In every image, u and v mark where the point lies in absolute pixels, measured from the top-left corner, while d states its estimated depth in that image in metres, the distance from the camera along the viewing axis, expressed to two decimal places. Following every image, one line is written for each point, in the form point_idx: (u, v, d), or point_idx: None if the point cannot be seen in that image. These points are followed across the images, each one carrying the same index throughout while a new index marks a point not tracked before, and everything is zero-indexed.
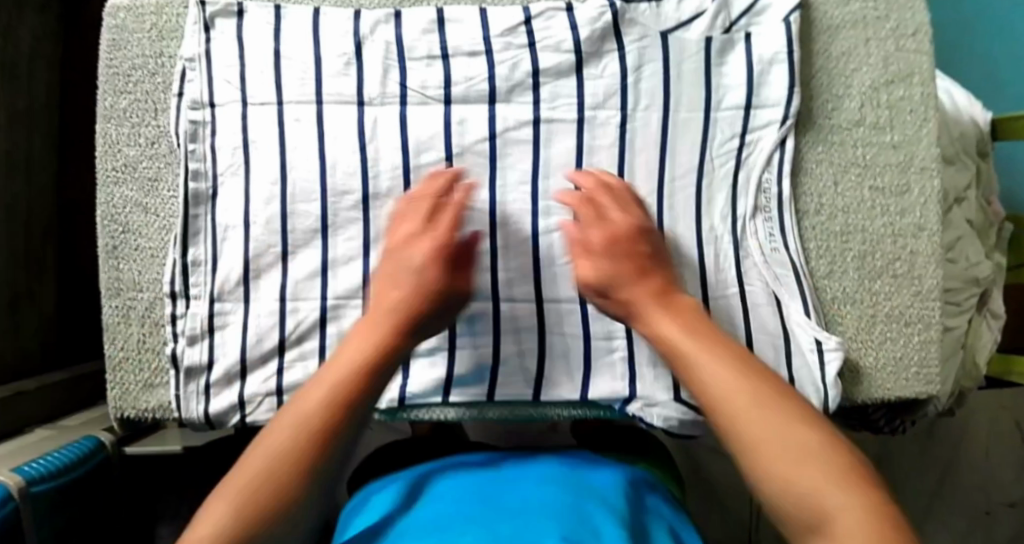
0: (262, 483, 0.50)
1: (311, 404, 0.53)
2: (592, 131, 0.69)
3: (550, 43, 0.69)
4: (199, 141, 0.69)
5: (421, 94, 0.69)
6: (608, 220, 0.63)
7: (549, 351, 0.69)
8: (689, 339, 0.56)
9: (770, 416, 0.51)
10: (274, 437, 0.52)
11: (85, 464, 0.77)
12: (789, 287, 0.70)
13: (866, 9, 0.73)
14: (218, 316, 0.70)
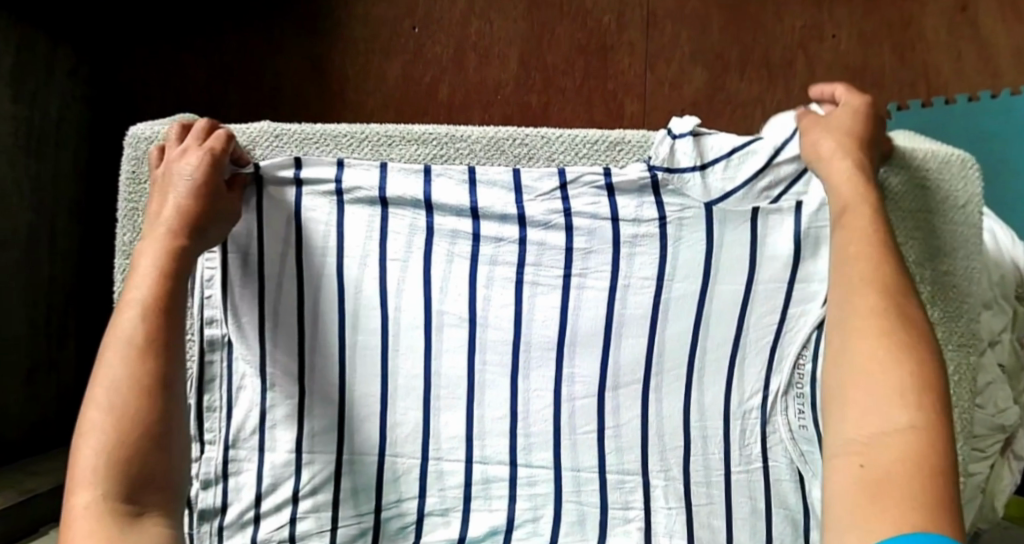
0: (122, 424, 0.55)
1: (124, 325, 0.58)
2: (623, 298, 0.67)
3: (583, 207, 0.66)
4: (215, 287, 0.68)
5: (447, 254, 0.67)
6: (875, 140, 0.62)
7: (565, 518, 0.68)
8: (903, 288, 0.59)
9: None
10: (105, 378, 0.56)
11: None
12: (813, 466, 0.68)
13: (916, 180, 0.70)
14: (233, 461, 0.70)
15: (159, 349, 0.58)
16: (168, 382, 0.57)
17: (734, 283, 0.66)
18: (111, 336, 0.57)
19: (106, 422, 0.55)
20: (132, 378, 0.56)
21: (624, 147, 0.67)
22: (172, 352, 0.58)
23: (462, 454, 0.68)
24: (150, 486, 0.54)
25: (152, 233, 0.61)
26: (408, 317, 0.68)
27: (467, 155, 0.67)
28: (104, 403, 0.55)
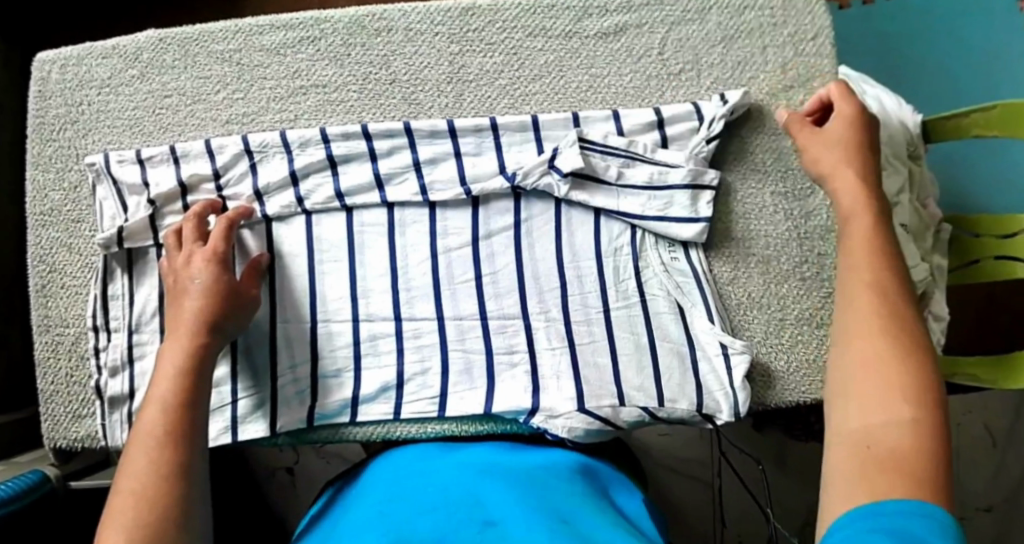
0: (161, 464, 0.57)
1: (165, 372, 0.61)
2: (485, 148, 0.70)
3: (466, 122, 0.69)
4: (101, 173, 0.72)
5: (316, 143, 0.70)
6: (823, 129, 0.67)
7: (452, 369, 0.69)
8: (852, 182, 0.63)
9: (860, 260, 0.58)
10: (150, 422, 0.59)
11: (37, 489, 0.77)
12: (690, 296, 0.69)
13: (762, 17, 0.72)
14: (137, 347, 0.72)
15: (189, 408, 0.60)
16: (194, 404, 0.61)
17: (596, 151, 0.69)
18: (152, 399, 0.60)
19: (136, 481, 0.56)
20: (167, 448, 0.58)
21: (476, 12, 0.71)
22: (192, 425, 0.60)
23: (348, 314, 0.70)
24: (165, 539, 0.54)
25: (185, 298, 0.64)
26: (279, 205, 0.70)
27: (330, 34, 0.71)
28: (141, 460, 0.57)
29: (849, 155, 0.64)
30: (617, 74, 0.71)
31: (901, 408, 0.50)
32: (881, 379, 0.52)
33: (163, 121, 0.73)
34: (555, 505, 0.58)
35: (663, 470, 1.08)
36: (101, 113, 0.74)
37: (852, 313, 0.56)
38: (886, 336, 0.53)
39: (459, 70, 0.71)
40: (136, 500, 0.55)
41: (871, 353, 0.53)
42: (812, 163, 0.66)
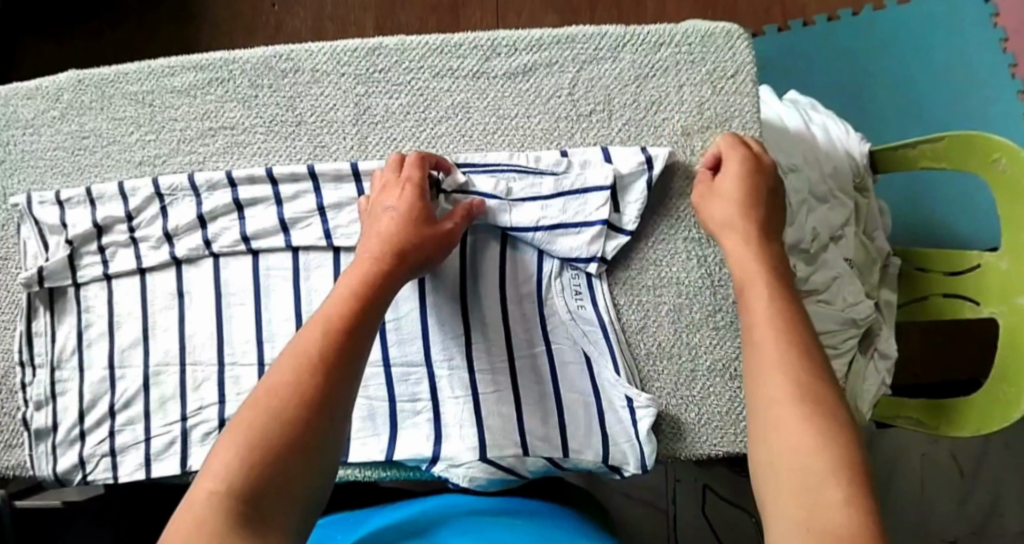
0: (250, 457, 0.52)
1: (326, 312, 0.59)
2: None
3: (371, 163, 0.69)
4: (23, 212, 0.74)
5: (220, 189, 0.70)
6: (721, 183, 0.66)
7: (355, 413, 0.69)
8: (752, 268, 0.61)
9: (775, 354, 0.56)
10: (273, 385, 0.56)
11: None
12: (597, 346, 0.68)
13: (680, 55, 0.70)
14: (57, 383, 0.74)
15: (349, 351, 0.58)
16: (347, 355, 0.58)
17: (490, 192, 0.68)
18: (293, 360, 0.57)
19: (262, 452, 0.52)
20: (297, 400, 0.55)
21: (383, 52, 0.70)
22: (340, 375, 0.57)
23: (254, 357, 0.70)
24: (266, 513, 0.51)
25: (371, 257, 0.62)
26: (187, 247, 0.70)
27: (239, 75, 0.71)
28: (247, 432, 0.53)
29: (734, 224, 0.64)
30: (525, 116, 0.69)
31: (833, 489, 0.49)
32: (805, 449, 0.51)
33: (80, 162, 0.73)
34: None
35: (615, 493, 1.07)
36: (25, 153, 0.75)
37: (768, 388, 0.55)
38: (812, 412, 0.53)
39: (364, 111, 0.70)
40: (236, 472, 0.51)
41: (798, 426, 0.52)
42: (710, 224, 0.66)
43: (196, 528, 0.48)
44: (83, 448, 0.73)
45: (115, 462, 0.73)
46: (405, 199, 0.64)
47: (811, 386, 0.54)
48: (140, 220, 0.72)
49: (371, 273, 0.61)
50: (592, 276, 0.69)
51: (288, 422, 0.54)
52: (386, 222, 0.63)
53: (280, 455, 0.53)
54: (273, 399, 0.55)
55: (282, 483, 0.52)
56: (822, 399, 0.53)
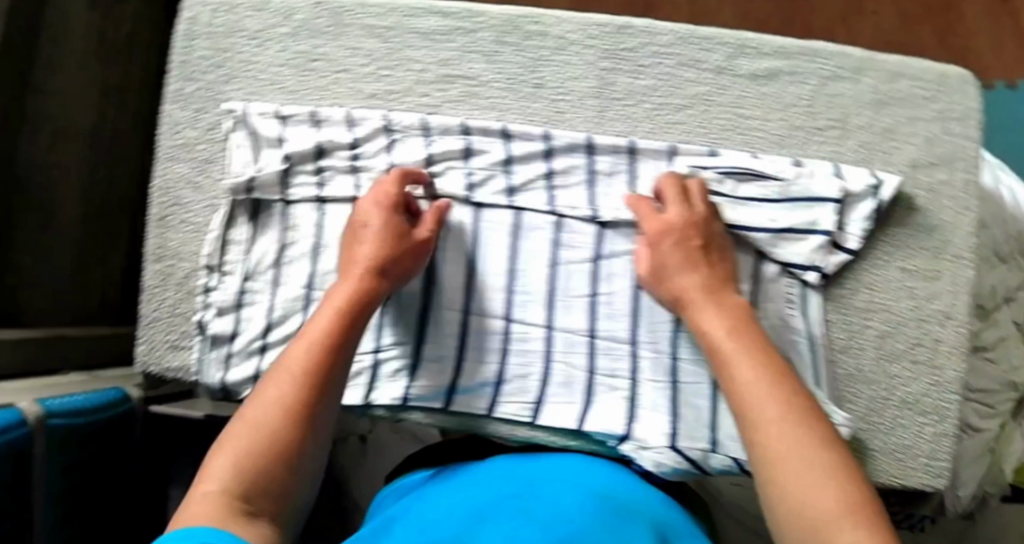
0: (239, 469, 0.53)
1: (312, 331, 0.61)
2: (610, 183, 0.69)
3: (608, 138, 0.69)
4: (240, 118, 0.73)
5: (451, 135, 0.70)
6: (665, 235, 0.66)
7: (554, 379, 0.71)
8: (717, 320, 0.61)
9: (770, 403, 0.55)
10: (270, 394, 0.57)
11: (107, 412, 0.82)
12: (801, 359, 0.69)
13: (915, 88, 0.71)
14: (246, 292, 0.74)
15: (344, 362, 0.60)
16: (335, 371, 0.59)
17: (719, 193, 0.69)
18: (282, 365, 0.59)
19: (286, 452, 0.55)
20: (302, 408, 0.57)
21: (631, 32, 0.70)
22: (330, 396, 0.59)
23: (460, 303, 0.71)
24: (263, 496, 0.54)
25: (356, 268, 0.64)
26: (410, 186, 0.71)
27: (486, 28, 0.70)
28: (264, 430, 0.56)
29: (689, 296, 0.64)
30: (763, 120, 0.70)
31: (840, 523, 0.48)
32: (813, 501, 0.50)
33: (307, 83, 0.73)
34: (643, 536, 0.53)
35: None
36: (245, 63, 0.74)
37: (760, 441, 0.54)
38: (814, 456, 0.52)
39: (607, 87, 0.70)
40: (231, 476, 0.53)
41: (816, 483, 0.50)
42: (668, 290, 0.65)
43: (210, 511, 0.50)
44: (263, 362, 0.73)
45: None
46: (387, 222, 0.66)
47: (809, 442, 0.53)
48: (364, 150, 0.72)
49: (357, 288, 0.63)
50: (806, 286, 0.70)
51: (302, 426, 0.57)
52: (369, 240, 0.65)
53: (278, 469, 0.55)
54: (283, 412, 0.56)
55: (268, 486, 0.54)
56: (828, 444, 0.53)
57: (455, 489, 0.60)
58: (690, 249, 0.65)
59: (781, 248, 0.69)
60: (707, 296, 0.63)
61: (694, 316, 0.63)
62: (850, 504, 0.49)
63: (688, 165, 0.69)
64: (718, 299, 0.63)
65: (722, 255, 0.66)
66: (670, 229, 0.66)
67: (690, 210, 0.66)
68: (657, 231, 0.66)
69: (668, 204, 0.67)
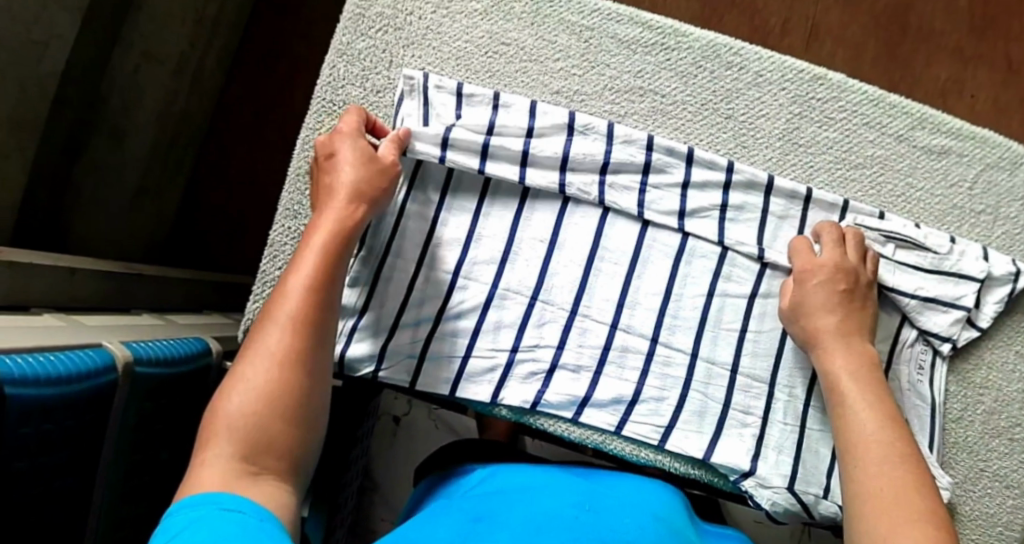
0: (233, 427, 0.53)
1: (290, 280, 0.59)
2: (776, 229, 0.70)
3: (787, 181, 0.70)
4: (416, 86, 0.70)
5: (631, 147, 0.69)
6: (815, 275, 0.67)
7: (686, 407, 0.69)
8: (841, 360, 0.64)
9: (872, 450, 0.59)
10: (257, 348, 0.57)
11: (187, 365, 0.73)
12: (921, 420, 0.72)
13: None
14: (386, 270, 0.68)
15: (322, 306, 0.59)
16: (313, 320, 0.58)
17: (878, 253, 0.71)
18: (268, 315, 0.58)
19: (277, 398, 0.55)
20: (288, 357, 0.56)
21: (824, 82, 0.71)
22: (309, 340, 0.58)
23: (609, 318, 0.68)
24: (272, 452, 0.53)
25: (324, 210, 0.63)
26: (580, 187, 0.68)
27: (686, 49, 0.71)
28: (250, 379, 0.55)
29: (821, 335, 0.65)
30: (929, 192, 0.73)
31: None
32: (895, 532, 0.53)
33: (492, 65, 0.71)
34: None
35: None
36: (428, 32, 0.72)
37: (855, 482, 0.58)
38: (901, 496, 0.55)
39: (792, 131, 0.71)
40: (232, 440, 0.52)
41: (898, 517, 0.54)
42: (803, 328, 0.66)
43: (215, 480, 0.50)
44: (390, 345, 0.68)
45: (419, 369, 0.68)
46: (359, 161, 0.65)
47: (902, 487, 0.56)
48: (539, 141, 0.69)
49: (330, 230, 0.61)
50: (937, 355, 0.73)
51: (284, 374, 0.56)
52: (339, 190, 0.64)
53: (265, 420, 0.54)
54: (266, 364, 0.56)
55: (274, 446, 0.53)
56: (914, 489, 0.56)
57: (494, 493, 0.60)
58: (832, 294, 0.66)
59: (922, 314, 0.72)
60: (839, 337, 0.65)
61: (823, 356, 0.65)
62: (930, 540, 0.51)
63: (856, 221, 0.71)
64: (847, 343, 0.65)
65: (864, 306, 0.67)
66: (833, 277, 0.66)
67: (845, 258, 0.67)
68: (815, 273, 0.67)
69: (828, 245, 0.68)
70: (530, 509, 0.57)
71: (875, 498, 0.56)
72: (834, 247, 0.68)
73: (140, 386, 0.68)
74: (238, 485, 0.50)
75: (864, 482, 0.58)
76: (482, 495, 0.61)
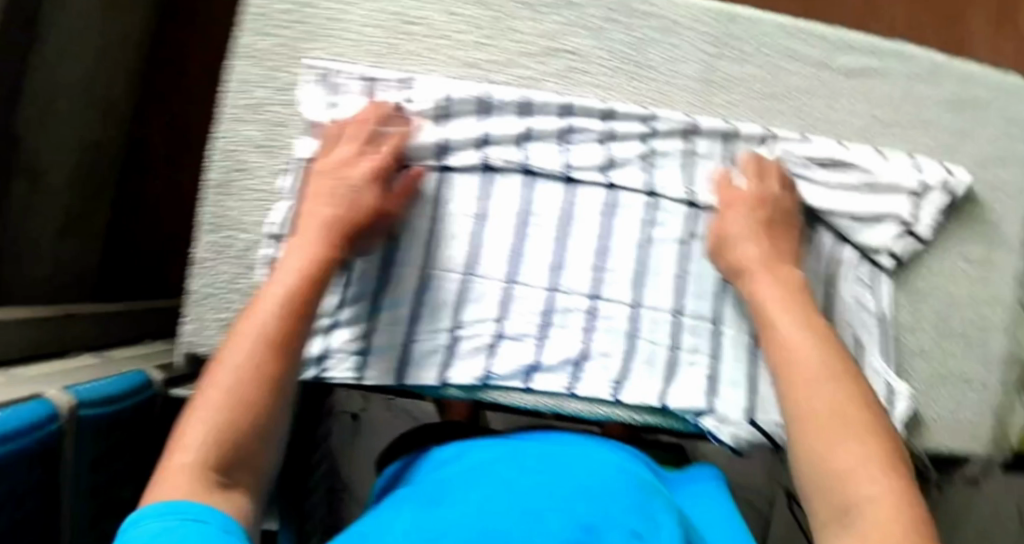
0: (210, 436, 0.52)
1: (273, 294, 0.59)
2: (698, 170, 0.71)
3: (709, 123, 0.71)
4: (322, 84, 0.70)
5: (544, 107, 0.69)
6: (739, 207, 0.68)
7: (637, 356, 0.71)
8: (772, 290, 0.64)
9: (808, 370, 0.58)
10: (234, 356, 0.56)
11: (134, 396, 0.73)
12: (870, 337, 0.73)
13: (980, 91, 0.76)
14: (346, 270, 0.69)
15: (300, 322, 0.59)
16: (297, 335, 0.58)
17: (807, 178, 0.73)
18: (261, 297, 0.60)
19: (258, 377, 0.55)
20: (264, 372, 0.56)
21: (737, 20, 0.71)
22: (292, 352, 0.58)
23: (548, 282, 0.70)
24: (237, 463, 0.53)
25: (309, 229, 0.63)
26: (504, 158, 0.68)
27: (594, 5, 0.70)
28: (224, 385, 0.55)
29: (749, 267, 0.66)
30: (848, 111, 0.74)
31: (866, 483, 0.51)
32: (844, 463, 0.53)
33: (400, 48, 0.70)
34: (665, 523, 0.53)
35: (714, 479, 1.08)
36: (330, 21, 0.70)
37: (796, 406, 0.57)
38: (844, 422, 0.55)
39: (712, 71, 0.71)
40: (205, 446, 0.52)
41: (845, 447, 0.53)
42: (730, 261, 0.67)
43: (188, 485, 0.49)
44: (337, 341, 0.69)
45: (367, 363, 0.68)
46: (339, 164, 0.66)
47: (847, 405, 0.56)
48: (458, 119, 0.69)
49: (318, 252, 0.62)
50: (879, 271, 0.74)
51: (263, 388, 0.55)
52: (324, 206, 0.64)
53: (236, 429, 0.53)
54: (243, 372, 0.55)
55: (242, 455, 0.53)
56: (861, 412, 0.55)
57: (451, 474, 0.59)
58: (756, 223, 0.67)
59: (855, 231, 0.73)
60: (766, 266, 0.65)
61: (751, 284, 0.66)
62: (887, 463, 0.52)
63: (783, 149, 0.72)
64: (778, 272, 0.65)
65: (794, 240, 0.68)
66: (754, 203, 0.68)
67: (765, 188, 0.69)
68: (732, 204, 0.69)
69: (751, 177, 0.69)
70: (484, 485, 0.55)
71: (820, 423, 0.55)
72: (755, 173, 0.69)
73: (87, 428, 0.66)
74: (208, 491, 0.50)
75: (803, 401, 0.57)
76: (439, 478, 0.59)
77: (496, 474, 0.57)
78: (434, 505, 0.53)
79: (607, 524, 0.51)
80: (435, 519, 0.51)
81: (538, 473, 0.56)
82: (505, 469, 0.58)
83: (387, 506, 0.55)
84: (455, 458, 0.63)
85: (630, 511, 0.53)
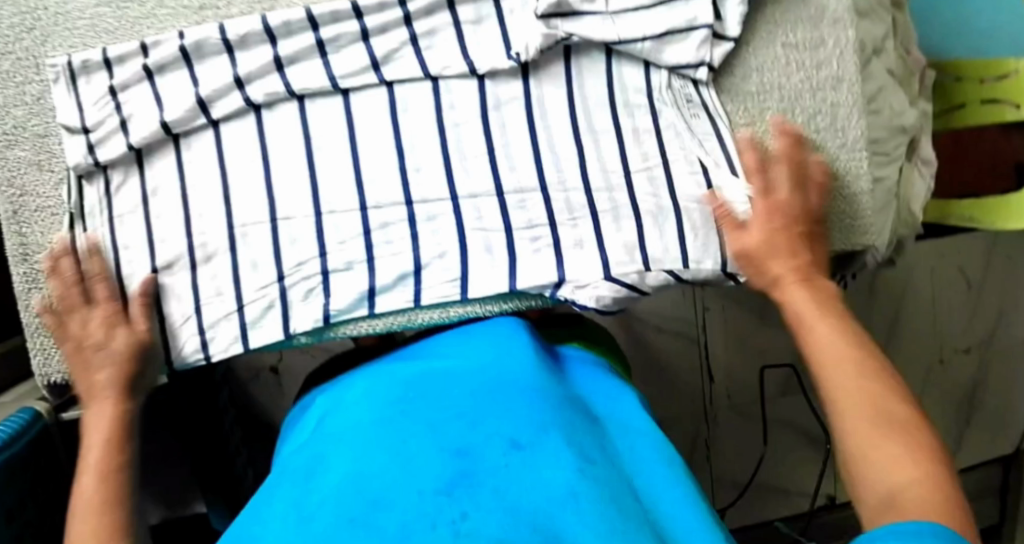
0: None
1: (99, 426, 0.59)
2: (474, 36, 0.66)
3: None
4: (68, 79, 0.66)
5: (288, 26, 0.64)
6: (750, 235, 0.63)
7: (472, 248, 0.66)
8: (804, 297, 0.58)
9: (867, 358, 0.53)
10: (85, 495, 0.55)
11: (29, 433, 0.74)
12: (714, 154, 0.68)
13: None
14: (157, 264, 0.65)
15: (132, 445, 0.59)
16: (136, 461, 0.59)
17: (590, 12, 0.66)
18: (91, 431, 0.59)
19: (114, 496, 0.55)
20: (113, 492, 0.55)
21: None
22: (136, 468, 0.58)
23: (356, 202, 0.65)
24: None
25: (97, 355, 0.62)
26: (265, 92, 0.64)
27: None
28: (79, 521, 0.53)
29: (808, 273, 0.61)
30: None
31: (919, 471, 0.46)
32: (894, 456, 0.47)
33: (128, 18, 0.67)
34: (560, 426, 0.53)
35: (646, 327, 1.08)
36: (57, 17, 0.68)
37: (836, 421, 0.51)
38: (873, 414, 0.49)
39: None
40: None
41: (876, 439, 0.48)
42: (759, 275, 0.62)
43: None
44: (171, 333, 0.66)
45: (205, 340, 0.65)
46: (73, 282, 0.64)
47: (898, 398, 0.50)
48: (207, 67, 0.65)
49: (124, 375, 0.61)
50: (699, 84, 0.70)
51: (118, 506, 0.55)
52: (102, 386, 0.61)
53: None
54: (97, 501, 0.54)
55: None
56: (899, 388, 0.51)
57: (345, 444, 0.55)
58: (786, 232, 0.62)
59: (660, 48, 0.67)
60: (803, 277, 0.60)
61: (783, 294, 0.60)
62: (923, 453, 0.47)
63: None
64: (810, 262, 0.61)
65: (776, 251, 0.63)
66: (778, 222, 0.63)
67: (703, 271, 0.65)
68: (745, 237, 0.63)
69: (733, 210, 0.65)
70: (390, 454, 0.51)
71: (849, 418, 0.50)
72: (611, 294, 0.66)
73: None
74: None
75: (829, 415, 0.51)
76: (334, 446, 0.55)
77: (401, 435, 0.53)
78: (340, 492, 0.49)
79: (483, 452, 0.51)
80: (362, 511, 0.47)
81: (450, 430, 0.53)
82: (407, 426, 0.54)
83: (286, 500, 0.51)
84: (348, 417, 0.59)
85: (542, 462, 0.50)
